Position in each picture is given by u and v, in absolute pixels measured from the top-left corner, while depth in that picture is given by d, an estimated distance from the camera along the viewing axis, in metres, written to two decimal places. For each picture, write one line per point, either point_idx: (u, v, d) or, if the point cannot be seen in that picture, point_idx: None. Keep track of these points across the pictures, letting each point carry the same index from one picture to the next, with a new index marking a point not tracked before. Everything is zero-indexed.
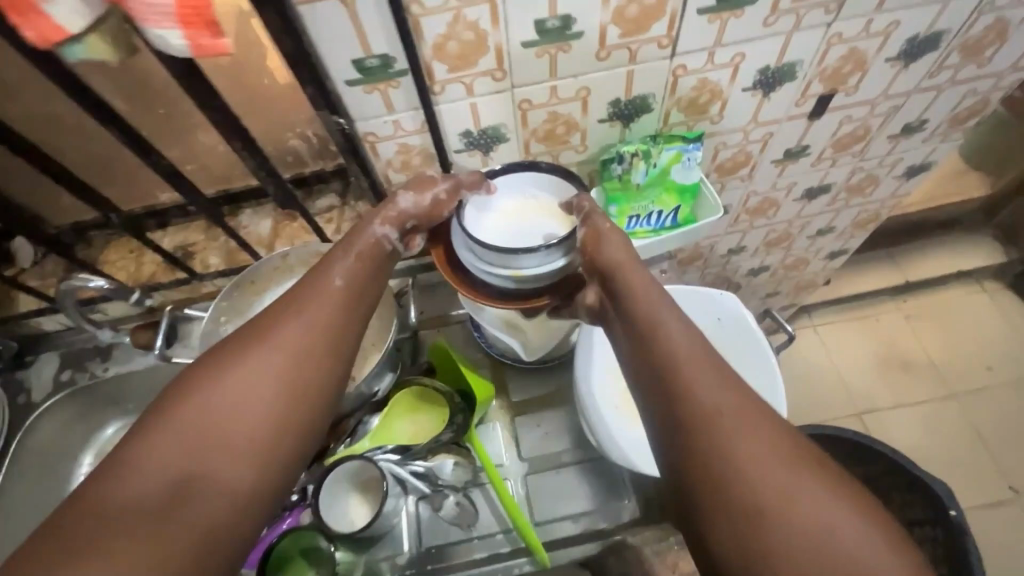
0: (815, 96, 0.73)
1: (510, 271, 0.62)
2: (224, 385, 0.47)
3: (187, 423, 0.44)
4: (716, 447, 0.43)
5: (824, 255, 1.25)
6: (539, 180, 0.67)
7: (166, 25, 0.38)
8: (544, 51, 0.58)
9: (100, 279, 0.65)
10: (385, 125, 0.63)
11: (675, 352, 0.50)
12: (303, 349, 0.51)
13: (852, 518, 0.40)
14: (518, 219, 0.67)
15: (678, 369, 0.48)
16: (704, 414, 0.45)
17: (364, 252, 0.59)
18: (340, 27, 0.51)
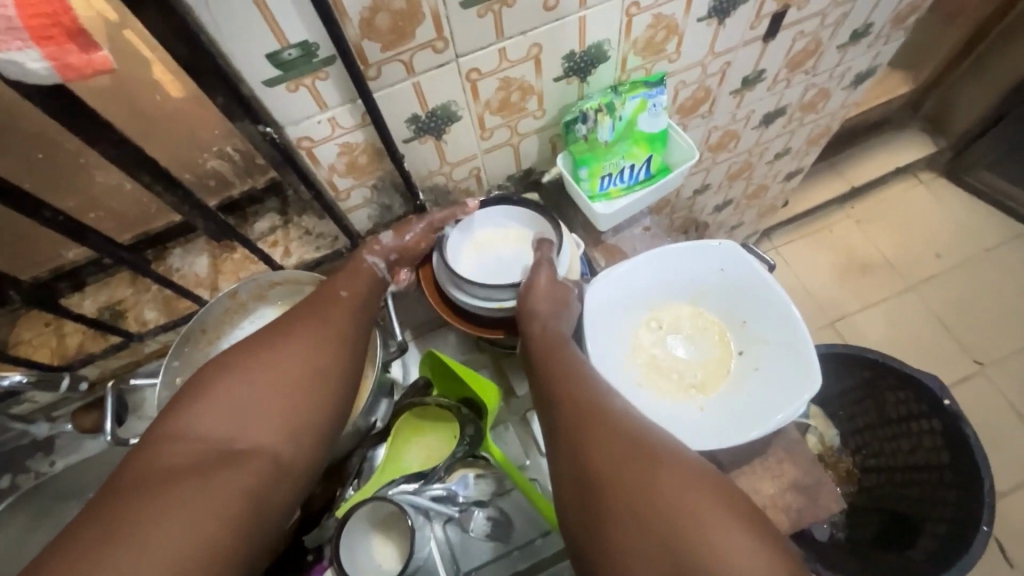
0: (769, 16, 0.70)
1: (493, 304, 0.63)
2: (243, 374, 0.52)
3: (221, 401, 0.51)
4: (583, 445, 0.50)
5: (782, 178, 1.25)
6: (511, 212, 0.67)
7: (17, 46, 0.31)
8: (486, 9, 0.51)
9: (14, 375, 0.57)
10: (318, 126, 0.54)
11: (557, 377, 0.56)
12: (319, 345, 0.56)
13: (672, 479, 0.46)
14: (497, 248, 0.67)
15: (557, 383, 0.55)
16: (577, 422, 0.51)
17: (348, 281, 0.61)
18: (244, 15, 0.42)
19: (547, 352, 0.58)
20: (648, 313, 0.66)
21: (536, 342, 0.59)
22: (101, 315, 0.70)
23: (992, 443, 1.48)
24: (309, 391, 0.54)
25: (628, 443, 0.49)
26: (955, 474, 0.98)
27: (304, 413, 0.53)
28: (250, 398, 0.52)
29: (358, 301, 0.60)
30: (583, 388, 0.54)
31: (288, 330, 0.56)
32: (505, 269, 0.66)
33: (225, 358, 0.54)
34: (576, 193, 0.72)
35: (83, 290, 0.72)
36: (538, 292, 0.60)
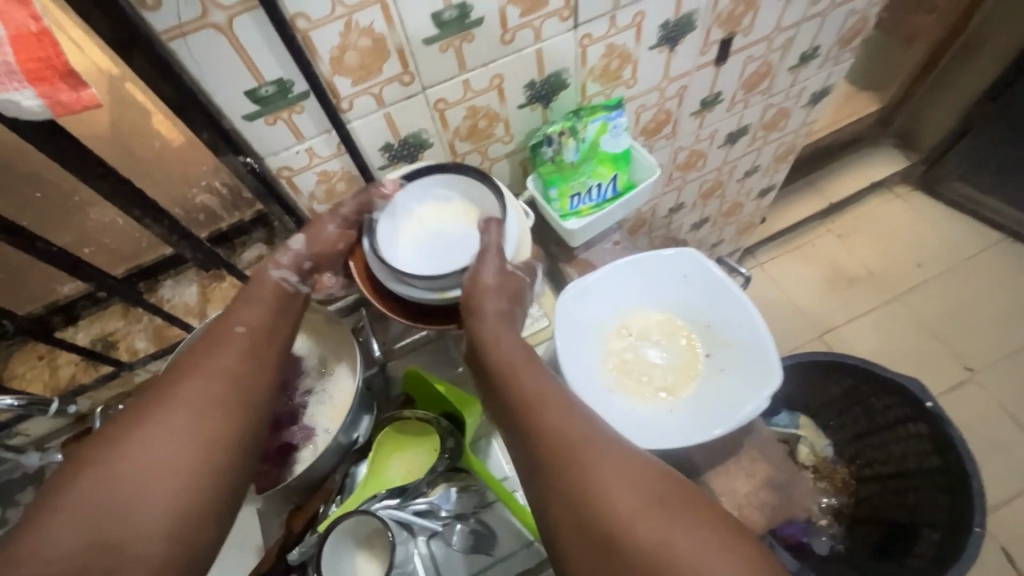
0: (717, 42, 0.75)
1: (436, 293, 0.59)
2: (114, 462, 0.44)
3: (84, 504, 0.42)
4: (585, 487, 0.44)
5: (756, 195, 1.30)
6: (446, 182, 0.62)
7: (14, 86, 0.33)
8: (447, 45, 0.56)
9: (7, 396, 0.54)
10: (297, 156, 0.58)
11: (529, 401, 0.51)
12: (208, 409, 0.48)
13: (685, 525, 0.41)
14: (431, 224, 0.62)
15: (540, 414, 0.50)
16: (557, 461, 0.46)
17: (263, 304, 0.58)
18: (223, 56, 0.46)
19: (511, 376, 0.54)
20: (622, 323, 0.68)
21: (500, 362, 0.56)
22: (93, 347, 0.73)
23: (990, 449, 1.47)
24: (199, 467, 0.46)
25: (626, 486, 0.43)
26: (947, 477, 0.98)
27: (203, 486, 0.46)
28: (121, 492, 0.43)
29: (252, 345, 0.54)
30: (556, 415, 0.49)
31: (183, 386, 0.49)
32: (446, 248, 0.61)
33: (96, 443, 0.45)
34: (548, 213, 0.75)
35: (77, 323, 0.75)
36: (485, 291, 0.58)
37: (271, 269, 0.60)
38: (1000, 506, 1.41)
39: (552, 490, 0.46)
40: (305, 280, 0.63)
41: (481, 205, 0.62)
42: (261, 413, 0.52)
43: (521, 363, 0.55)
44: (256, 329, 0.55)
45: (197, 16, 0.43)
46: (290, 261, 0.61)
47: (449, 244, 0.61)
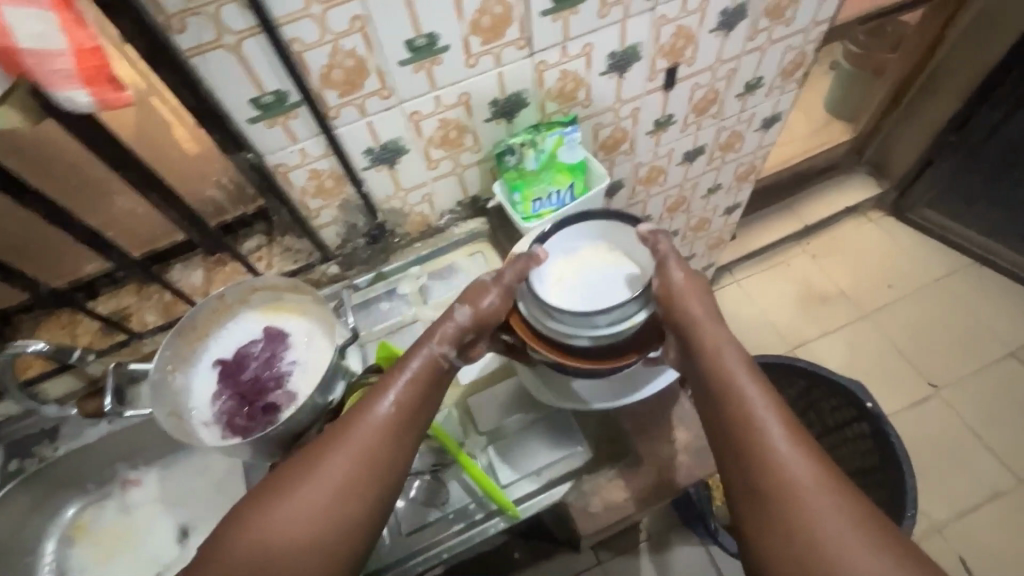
0: (663, 70, 0.86)
1: (625, 321, 0.66)
2: (289, 503, 0.57)
3: (267, 531, 0.56)
4: (806, 520, 0.54)
5: (722, 212, 1.40)
6: (581, 235, 0.73)
7: (72, 87, 0.45)
8: (419, 66, 0.67)
9: (39, 343, 0.66)
10: (291, 155, 0.69)
11: (750, 432, 0.58)
12: (349, 481, 0.58)
13: (885, 563, 0.51)
14: (579, 274, 0.72)
15: (757, 443, 0.58)
16: (778, 491, 0.56)
17: (420, 377, 0.65)
18: (231, 71, 0.58)
19: (738, 409, 0.60)
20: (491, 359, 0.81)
21: (729, 393, 0.61)
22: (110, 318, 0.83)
23: (952, 463, 1.53)
24: (344, 520, 0.57)
25: (838, 527, 0.53)
26: (886, 473, 1.05)
27: (337, 544, 0.57)
28: (292, 524, 0.56)
29: (389, 421, 0.61)
30: (783, 446, 0.57)
31: (343, 445, 0.60)
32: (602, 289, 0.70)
33: (282, 478, 0.59)
34: (513, 215, 0.86)
35: (96, 298, 0.85)
36: (683, 294, 0.66)
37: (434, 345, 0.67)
38: (959, 517, 1.46)
39: (770, 509, 0.56)
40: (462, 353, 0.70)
41: (615, 239, 0.73)
42: (395, 481, 0.60)
43: (747, 387, 0.61)
44: (402, 408, 0.62)
45: (212, 39, 0.55)
46: (446, 338, 0.68)
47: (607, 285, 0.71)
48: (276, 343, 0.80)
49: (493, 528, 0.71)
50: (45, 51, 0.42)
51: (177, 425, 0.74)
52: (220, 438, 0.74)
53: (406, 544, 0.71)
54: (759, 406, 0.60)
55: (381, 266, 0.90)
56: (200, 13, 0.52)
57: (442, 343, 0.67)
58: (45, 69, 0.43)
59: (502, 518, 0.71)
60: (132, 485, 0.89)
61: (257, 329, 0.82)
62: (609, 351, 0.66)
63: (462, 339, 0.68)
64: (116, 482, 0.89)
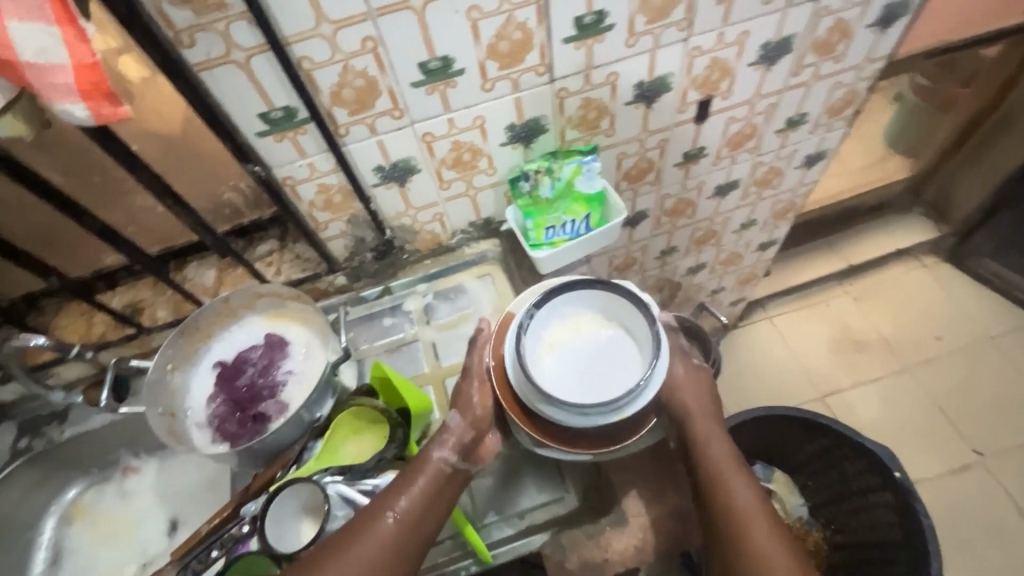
0: (695, 103, 0.82)
1: (616, 414, 0.63)
2: None
3: None
4: None
5: (756, 247, 1.32)
6: (572, 300, 0.70)
7: (71, 101, 0.45)
8: (433, 88, 0.65)
9: (41, 337, 0.68)
10: (300, 168, 0.69)
11: (742, 535, 0.62)
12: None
13: None
14: (578, 345, 0.69)
15: (742, 541, 0.62)
16: None
17: (433, 488, 0.64)
18: (240, 85, 0.58)
19: (732, 511, 0.64)
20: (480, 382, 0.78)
21: (725, 493, 0.65)
22: (123, 311, 0.86)
23: (992, 539, 1.40)
24: None
25: None
26: (909, 551, 0.96)
27: None
28: None
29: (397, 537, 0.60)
30: (772, 550, 0.61)
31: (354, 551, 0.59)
32: (595, 365, 0.67)
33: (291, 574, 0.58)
34: (523, 240, 0.83)
35: (115, 288, 0.88)
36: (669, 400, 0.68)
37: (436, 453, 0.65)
38: None
39: None
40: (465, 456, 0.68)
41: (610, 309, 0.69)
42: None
43: (734, 482, 0.65)
44: (411, 518, 0.62)
45: (222, 54, 0.55)
46: (453, 441, 0.67)
47: (609, 364, 0.68)
48: (274, 351, 0.80)
49: (464, 571, 0.68)
50: (47, 65, 0.43)
51: (168, 426, 0.75)
52: (208, 443, 0.75)
53: None
54: (752, 510, 0.64)
55: (389, 281, 0.89)
56: (211, 30, 0.52)
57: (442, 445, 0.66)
58: (45, 84, 0.43)
59: (475, 561, 0.68)
60: (132, 471, 0.91)
61: (260, 334, 0.83)
62: (596, 437, 0.65)
63: (464, 443, 0.67)
64: (118, 467, 0.91)
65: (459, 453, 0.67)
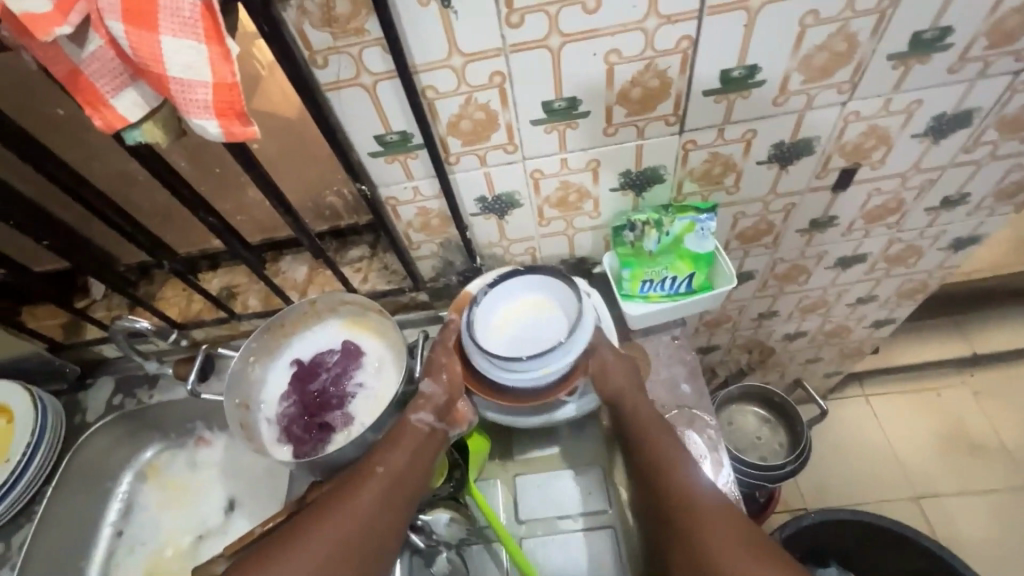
0: (838, 170, 0.72)
1: (540, 369, 0.67)
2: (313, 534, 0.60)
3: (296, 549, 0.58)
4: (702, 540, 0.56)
5: (869, 324, 1.18)
6: (518, 280, 0.73)
7: (205, 116, 0.44)
8: (552, 127, 0.61)
9: (143, 322, 0.77)
10: (404, 190, 0.68)
11: (674, 497, 0.60)
12: (366, 520, 0.61)
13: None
14: (523, 319, 0.72)
15: (660, 472, 0.62)
16: (679, 518, 0.58)
17: (415, 439, 0.67)
18: (363, 108, 0.57)
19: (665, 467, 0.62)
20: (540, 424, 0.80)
21: (654, 452, 0.64)
22: (219, 293, 0.89)
23: None
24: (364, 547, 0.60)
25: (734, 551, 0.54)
26: None
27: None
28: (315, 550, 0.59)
29: (396, 477, 0.65)
30: (682, 476, 0.61)
31: (355, 488, 0.63)
32: (533, 331, 0.70)
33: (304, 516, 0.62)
34: (616, 289, 0.78)
35: (216, 269, 0.91)
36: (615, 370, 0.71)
37: (414, 413, 0.68)
38: None
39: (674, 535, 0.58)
40: (442, 419, 0.70)
41: (545, 283, 0.72)
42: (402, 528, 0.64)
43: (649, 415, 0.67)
44: (403, 462, 0.66)
45: (351, 77, 0.54)
46: (429, 405, 0.69)
47: (543, 328, 0.70)
48: (348, 361, 0.80)
49: None
50: (190, 80, 0.43)
51: (242, 419, 0.78)
52: (274, 442, 0.77)
53: None
54: (683, 464, 0.62)
55: None
56: (345, 53, 0.52)
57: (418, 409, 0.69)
58: (185, 97, 0.43)
59: None
60: (203, 443, 0.95)
61: (336, 339, 0.83)
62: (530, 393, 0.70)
63: (439, 406, 0.70)
64: (192, 437, 0.96)
65: (438, 415, 0.69)
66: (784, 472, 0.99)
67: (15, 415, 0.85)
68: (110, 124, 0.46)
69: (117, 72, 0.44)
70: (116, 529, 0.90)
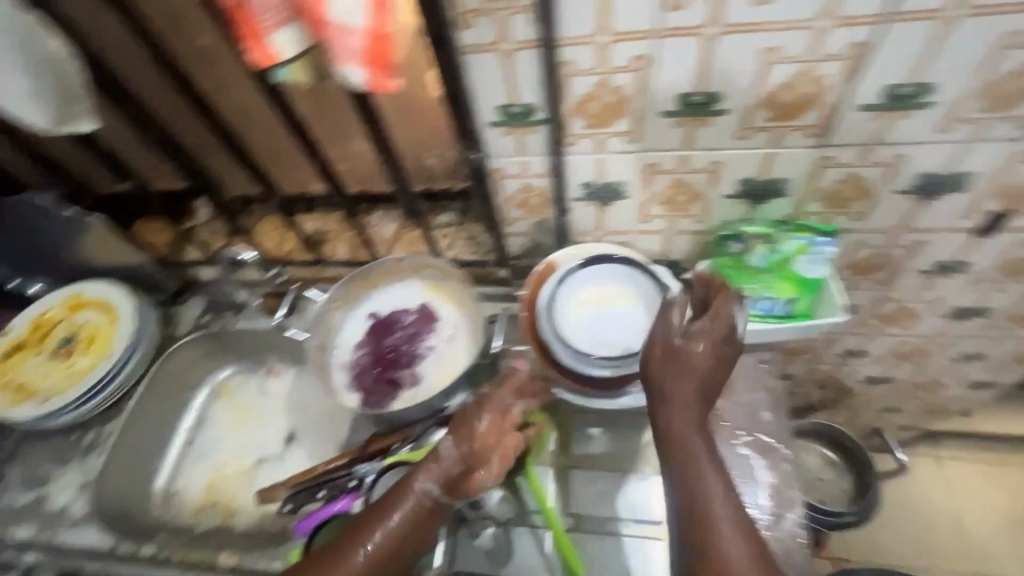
0: (986, 213, 0.65)
1: (608, 369, 0.67)
2: None
3: None
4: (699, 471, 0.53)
5: (965, 383, 1.08)
6: (612, 269, 0.71)
7: (355, 66, 0.45)
8: (682, 122, 0.58)
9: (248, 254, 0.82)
10: (513, 164, 0.66)
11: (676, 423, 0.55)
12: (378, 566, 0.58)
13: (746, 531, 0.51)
14: (604, 308, 0.70)
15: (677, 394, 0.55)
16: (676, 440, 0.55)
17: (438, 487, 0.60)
18: (495, 74, 0.56)
19: (690, 473, 0.53)
20: (605, 422, 0.78)
21: (676, 382, 0.56)
22: (311, 236, 0.92)
23: None
24: None
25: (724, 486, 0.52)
26: None
27: None
28: None
29: (413, 520, 0.59)
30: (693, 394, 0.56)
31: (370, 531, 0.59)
32: (613, 326, 0.69)
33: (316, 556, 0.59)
34: None
35: (310, 212, 0.93)
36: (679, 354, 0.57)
37: (419, 480, 0.60)
38: None
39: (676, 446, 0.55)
40: (451, 489, 0.61)
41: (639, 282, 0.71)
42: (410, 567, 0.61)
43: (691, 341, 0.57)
44: (425, 504, 0.60)
45: (493, 41, 0.53)
46: (438, 472, 0.60)
47: (623, 325, 0.69)
48: (424, 323, 0.82)
49: None
50: (348, 27, 0.43)
51: (319, 360, 0.81)
52: (344, 387, 0.79)
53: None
54: (699, 394, 0.56)
55: None
56: (493, 16, 0.51)
57: (427, 476, 0.60)
58: (342, 44, 0.44)
59: None
60: (273, 374, 1.00)
61: (415, 300, 0.85)
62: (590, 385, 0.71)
63: (451, 475, 0.61)
64: (264, 366, 1.01)
65: (446, 486, 0.61)
66: (845, 520, 0.94)
67: (118, 316, 0.92)
68: (264, 59, 0.47)
69: (281, 9, 0.45)
70: (186, 438, 0.96)
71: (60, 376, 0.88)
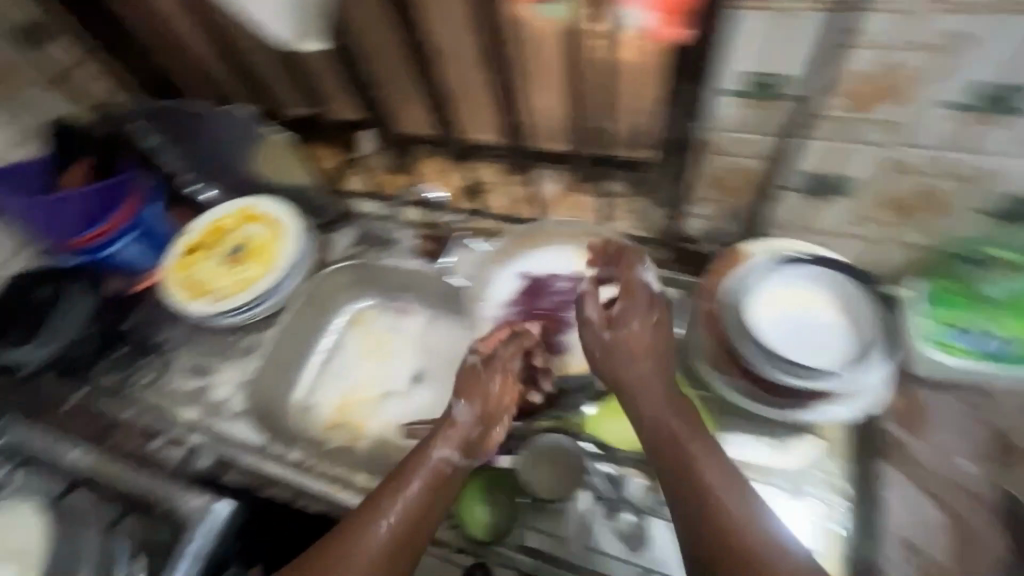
0: None
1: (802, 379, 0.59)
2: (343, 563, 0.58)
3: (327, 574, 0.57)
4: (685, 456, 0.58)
5: None
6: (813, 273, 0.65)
7: None
8: (959, 117, 0.53)
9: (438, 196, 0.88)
10: (733, 141, 0.63)
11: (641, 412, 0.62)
12: (397, 539, 0.60)
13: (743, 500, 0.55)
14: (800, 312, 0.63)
15: (637, 390, 0.62)
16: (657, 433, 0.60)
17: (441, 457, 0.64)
18: (758, 37, 0.54)
19: (686, 461, 0.57)
20: (758, 429, 0.71)
21: (626, 376, 0.63)
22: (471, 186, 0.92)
23: None
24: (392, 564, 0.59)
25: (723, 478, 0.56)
26: None
27: None
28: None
29: (425, 490, 0.62)
30: (646, 389, 0.62)
31: (383, 504, 0.61)
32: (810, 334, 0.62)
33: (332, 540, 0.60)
34: (910, 324, 0.66)
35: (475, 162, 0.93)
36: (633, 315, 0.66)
37: (436, 447, 0.65)
38: None
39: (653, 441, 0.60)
40: (470, 452, 0.67)
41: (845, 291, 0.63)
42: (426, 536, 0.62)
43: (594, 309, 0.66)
44: (441, 474, 0.64)
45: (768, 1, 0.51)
46: (455, 438, 0.66)
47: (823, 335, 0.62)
48: (578, 291, 0.80)
49: None
50: None
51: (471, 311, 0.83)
52: None
53: (585, 556, 0.68)
54: (643, 376, 0.63)
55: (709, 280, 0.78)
56: None
57: (449, 446, 0.65)
58: None
59: None
60: (406, 312, 1.03)
61: (569, 267, 0.83)
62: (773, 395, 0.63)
63: (468, 439, 0.67)
64: (400, 302, 1.04)
65: (465, 448, 0.66)
66: None
67: (283, 235, 0.97)
68: None
69: None
70: (322, 361, 1.00)
71: (229, 281, 0.94)
